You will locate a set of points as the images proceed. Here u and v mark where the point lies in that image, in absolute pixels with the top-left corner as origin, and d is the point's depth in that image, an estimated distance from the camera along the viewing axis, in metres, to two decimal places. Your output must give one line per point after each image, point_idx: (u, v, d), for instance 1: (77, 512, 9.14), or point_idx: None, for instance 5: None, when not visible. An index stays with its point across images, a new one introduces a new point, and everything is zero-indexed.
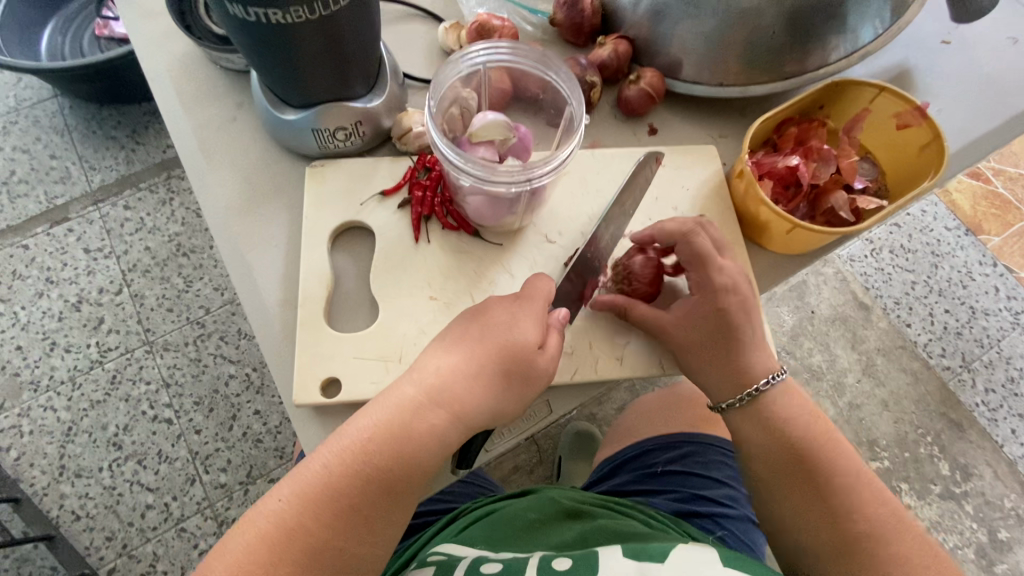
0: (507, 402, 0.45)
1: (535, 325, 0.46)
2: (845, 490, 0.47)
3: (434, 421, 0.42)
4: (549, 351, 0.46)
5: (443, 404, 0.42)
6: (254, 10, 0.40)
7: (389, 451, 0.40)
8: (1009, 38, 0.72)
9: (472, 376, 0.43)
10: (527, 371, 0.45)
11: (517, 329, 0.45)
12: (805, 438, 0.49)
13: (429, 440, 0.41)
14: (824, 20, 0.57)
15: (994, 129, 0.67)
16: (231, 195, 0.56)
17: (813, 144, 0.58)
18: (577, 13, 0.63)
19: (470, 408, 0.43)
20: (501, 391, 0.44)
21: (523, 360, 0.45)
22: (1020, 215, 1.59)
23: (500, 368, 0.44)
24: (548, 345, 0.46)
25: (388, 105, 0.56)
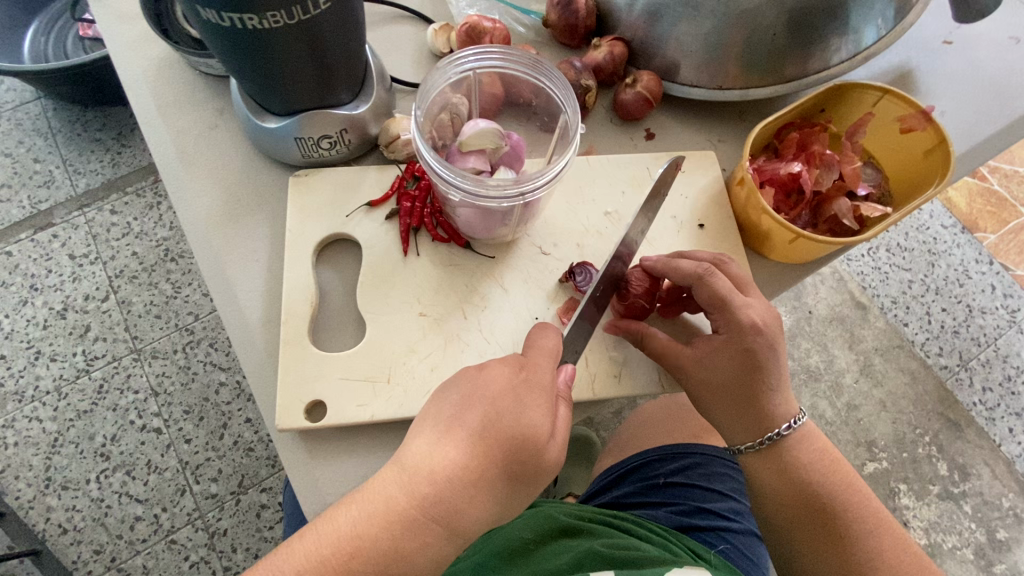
0: (508, 503, 0.39)
1: (543, 412, 0.40)
2: (863, 536, 0.48)
3: (425, 535, 0.36)
4: (557, 445, 0.40)
5: (436, 515, 0.36)
6: (229, 15, 0.38)
7: (372, 569, 0.35)
8: (1011, 37, 0.70)
9: (470, 481, 0.37)
10: (533, 469, 0.39)
11: (523, 420, 0.39)
12: (821, 484, 0.48)
13: (418, 555, 0.36)
14: (826, 21, 0.55)
15: (998, 131, 0.65)
16: (211, 206, 0.54)
17: (816, 150, 0.56)
18: (571, 13, 0.61)
19: (467, 518, 0.37)
20: (503, 494, 0.38)
21: (530, 455, 0.38)
22: (1016, 213, 1.58)
23: (504, 468, 0.38)
24: (557, 436, 0.40)
25: (375, 111, 0.54)
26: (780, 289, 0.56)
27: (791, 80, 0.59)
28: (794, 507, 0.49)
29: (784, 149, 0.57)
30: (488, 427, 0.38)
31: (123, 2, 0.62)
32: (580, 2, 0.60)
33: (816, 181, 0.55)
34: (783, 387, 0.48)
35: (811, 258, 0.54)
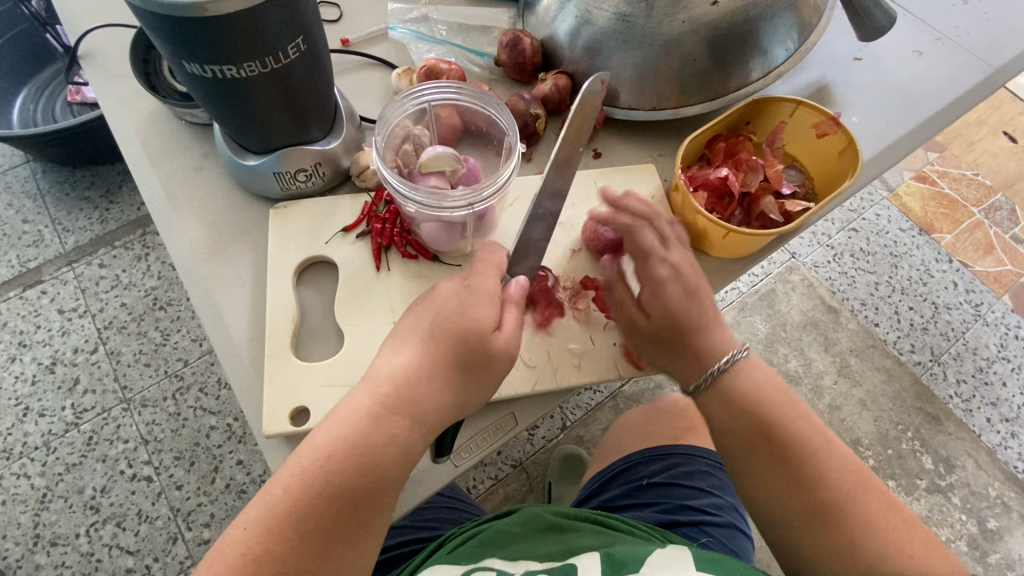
0: (467, 389, 0.48)
1: (486, 313, 0.48)
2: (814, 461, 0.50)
3: (394, 423, 0.45)
4: (504, 335, 0.48)
5: (401, 405, 0.45)
6: (211, 68, 0.45)
7: (364, 454, 0.43)
8: (914, 52, 0.79)
9: (429, 371, 0.46)
10: (484, 360, 0.47)
11: (467, 321, 0.47)
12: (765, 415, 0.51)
13: (393, 433, 0.44)
14: (740, 46, 0.63)
15: (908, 134, 0.73)
16: (198, 238, 0.59)
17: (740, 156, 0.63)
18: (518, 53, 0.69)
19: (433, 399, 0.46)
20: (457, 378, 0.47)
21: (407, 398, 0.45)
22: (967, 213, 1.68)
23: (385, 414, 0.45)
24: (502, 331, 0.48)
25: (345, 145, 0.60)
26: (725, 282, 0.62)
27: (718, 96, 0.67)
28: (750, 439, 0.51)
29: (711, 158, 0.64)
30: (440, 329, 0.47)
31: (115, 65, 0.68)
32: (525, 43, 0.68)
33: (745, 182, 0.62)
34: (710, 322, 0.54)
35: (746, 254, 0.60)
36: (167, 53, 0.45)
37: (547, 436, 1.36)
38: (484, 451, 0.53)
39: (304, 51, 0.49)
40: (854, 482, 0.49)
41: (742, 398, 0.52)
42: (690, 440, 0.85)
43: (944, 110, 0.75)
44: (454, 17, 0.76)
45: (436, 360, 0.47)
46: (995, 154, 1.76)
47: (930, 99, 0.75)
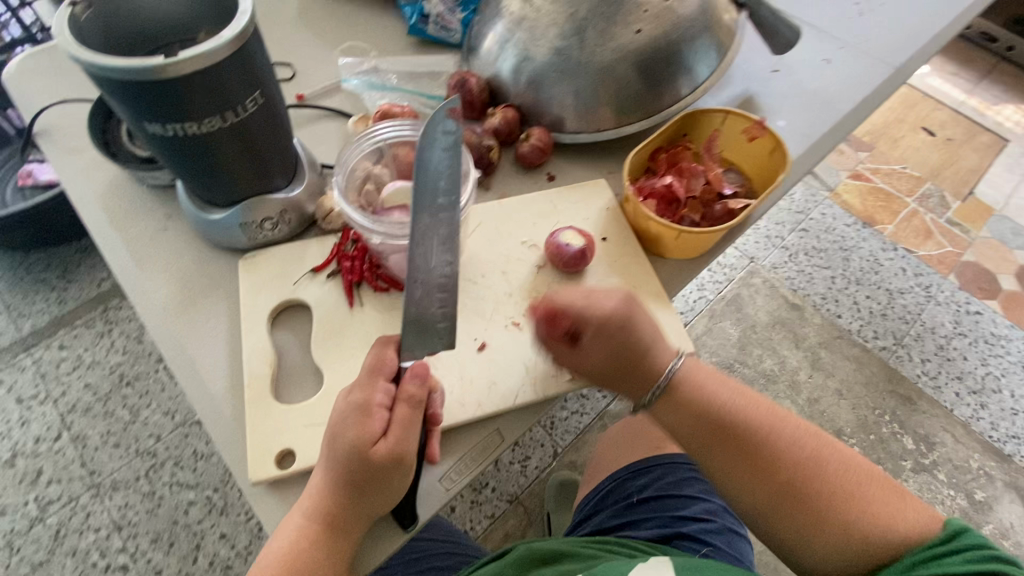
0: (370, 501, 0.46)
1: (366, 426, 0.46)
2: (772, 446, 0.52)
3: (313, 543, 0.45)
4: (384, 446, 0.45)
5: (317, 522, 0.45)
6: (172, 126, 0.47)
7: None
8: (823, 60, 0.88)
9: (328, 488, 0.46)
10: (375, 475, 0.45)
11: (346, 439, 0.45)
12: (718, 412, 0.54)
13: (307, 561, 0.44)
14: (666, 66, 0.69)
15: (828, 132, 0.80)
16: (168, 297, 0.59)
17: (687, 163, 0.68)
18: (466, 92, 0.74)
19: (338, 516, 0.46)
20: (356, 492, 0.45)
21: (321, 513, 0.46)
22: (903, 203, 1.80)
23: (306, 531, 0.45)
24: (384, 442, 0.45)
25: (309, 191, 0.62)
26: (685, 280, 0.65)
27: (655, 112, 0.72)
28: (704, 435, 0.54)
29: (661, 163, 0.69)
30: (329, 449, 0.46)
31: (72, 140, 0.69)
32: (471, 83, 0.73)
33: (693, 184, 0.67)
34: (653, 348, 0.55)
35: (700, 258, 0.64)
36: (126, 113, 0.46)
37: (540, 466, 1.35)
38: (472, 474, 0.52)
39: (261, 104, 0.51)
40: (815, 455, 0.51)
41: (688, 401, 0.54)
42: (671, 448, 0.86)
43: (857, 108, 0.83)
44: (403, 66, 0.81)
45: (332, 481, 0.46)
46: (917, 148, 1.91)
47: (843, 99, 0.83)
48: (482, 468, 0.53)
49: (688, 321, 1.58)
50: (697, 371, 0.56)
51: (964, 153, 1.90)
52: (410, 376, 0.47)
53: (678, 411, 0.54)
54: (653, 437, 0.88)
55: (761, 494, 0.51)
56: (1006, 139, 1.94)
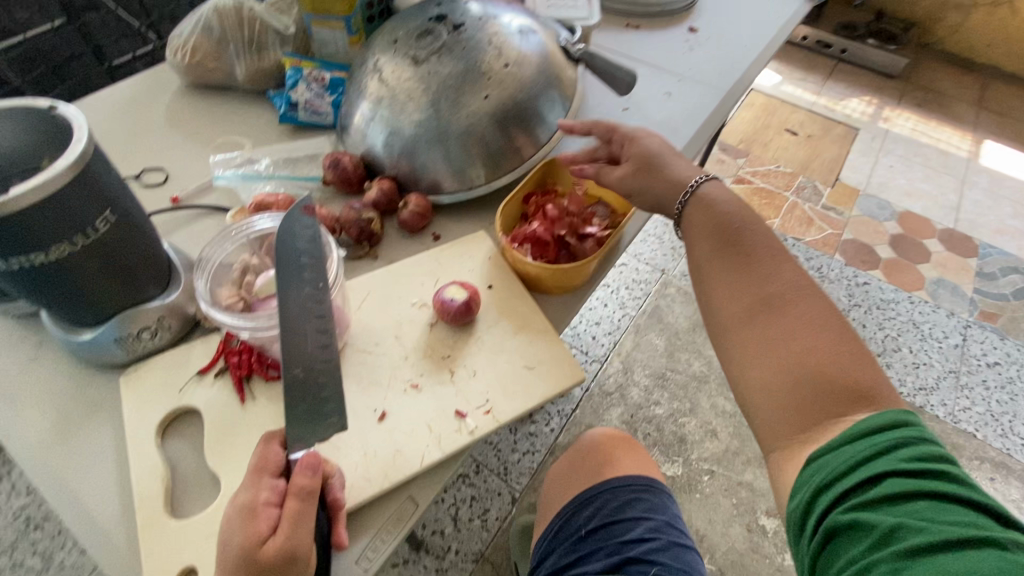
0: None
1: (251, 528, 0.44)
2: (762, 259, 0.58)
3: None
4: (274, 543, 0.44)
5: None
6: (16, 259, 0.46)
7: None
8: (667, 93, 1.00)
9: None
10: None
11: (232, 546, 0.44)
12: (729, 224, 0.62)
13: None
14: (522, 122, 0.76)
15: (680, 155, 0.90)
16: (43, 430, 0.56)
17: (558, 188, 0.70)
18: (341, 170, 0.77)
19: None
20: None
21: None
22: (783, 197, 2.00)
23: None
24: (273, 540, 0.44)
25: (187, 293, 0.62)
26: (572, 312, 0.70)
27: (520, 163, 0.77)
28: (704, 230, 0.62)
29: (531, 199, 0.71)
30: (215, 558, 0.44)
31: None
32: (345, 161, 0.77)
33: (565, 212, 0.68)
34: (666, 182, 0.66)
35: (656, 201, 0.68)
36: None
37: (500, 515, 1.33)
38: (387, 547, 0.53)
39: (114, 221, 0.51)
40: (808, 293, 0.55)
41: (718, 216, 0.62)
42: (612, 472, 0.89)
43: (698, 130, 0.95)
44: (279, 154, 0.83)
45: None
46: (785, 148, 2.15)
47: (688, 125, 0.95)
48: (401, 537, 0.53)
49: (618, 340, 1.64)
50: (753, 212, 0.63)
51: (824, 147, 2.16)
52: (302, 468, 0.47)
53: (699, 216, 0.64)
54: (596, 466, 0.91)
55: (760, 330, 0.55)
56: (856, 129, 2.22)
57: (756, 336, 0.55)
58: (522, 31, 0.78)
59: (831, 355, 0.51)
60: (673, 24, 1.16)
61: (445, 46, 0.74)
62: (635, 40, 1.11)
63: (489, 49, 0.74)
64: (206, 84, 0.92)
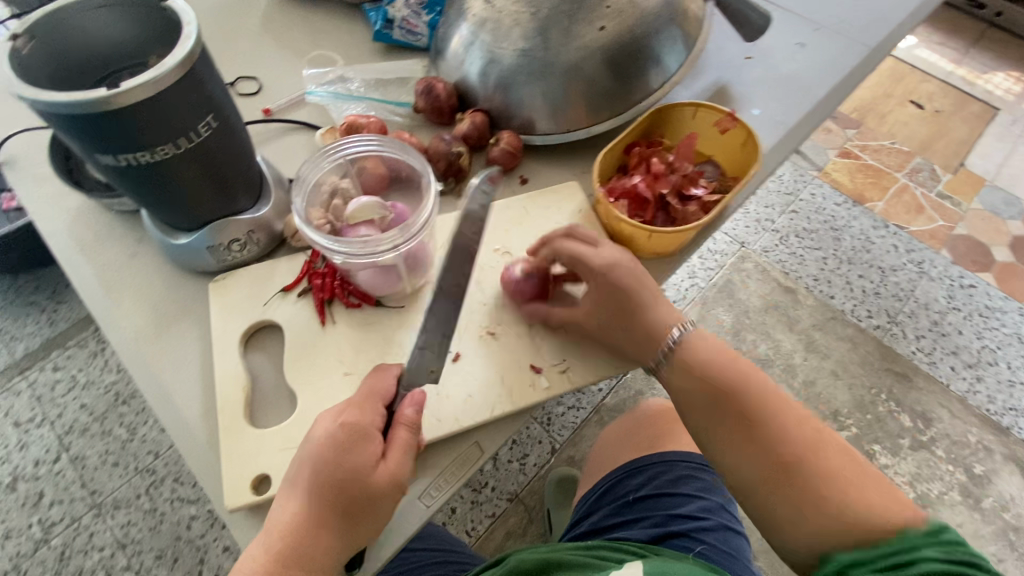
0: (360, 530, 0.47)
1: (363, 452, 0.47)
2: (769, 416, 0.52)
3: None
4: (386, 469, 0.47)
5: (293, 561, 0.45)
6: (125, 156, 0.46)
7: None
8: (798, 44, 0.87)
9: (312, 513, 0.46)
10: (366, 502, 0.46)
11: (341, 465, 0.46)
12: (723, 375, 0.54)
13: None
14: (634, 62, 0.68)
15: (804, 118, 0.79)
16: (140, 323, 0.59)
17: (604, 248, 0.57)
18: (434, 98, 0.72)
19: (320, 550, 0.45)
20: (346, 520, 0.46)
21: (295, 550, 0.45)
22: (893, 178, 1.78)
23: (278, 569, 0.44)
24: (385, 466, 0.47)
25: (277, 209, 0.62)
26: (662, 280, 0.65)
27: (625, 108, 0.71)
28: (699, 392, 0.55)
29: (564, 245, 0.58)
30: (319, 472, 0.46)
31: (39, 168, 0.69)
32: (439, 88, 0.72)
33: (592, 281, 0.57)
34: (657, 303, 0.57)
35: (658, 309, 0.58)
36: (77, 145, 0.45)
37: (538, 462, 1.35)
38: (451, 488, 0.53)
39: (216, 127, 0.50)
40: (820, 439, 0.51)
41: (701, 368, 0.55)
42: (672, 445, 0.85)
43: (831, 92, 0.82)
44: (370, 73, 0.80)
45: (316, 511, 0.46)
46: (905, 122, 1.89)
47: (818, 84, 0.82)
48: (462, 481, 0.53)
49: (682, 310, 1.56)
50: (712, 339, 0.57)
51: (952, 125, 1.88)
52: (410, 403, 0.50)
53: (686, 374, 0.55)
54: (652, 435, 0.89)
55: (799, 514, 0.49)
56: (996, 108, 1.92)
57: (796, 519, 0.49)
58: None
59: (864, 494, 0.48)
60: None
61: None
62: None
63: None
64: None
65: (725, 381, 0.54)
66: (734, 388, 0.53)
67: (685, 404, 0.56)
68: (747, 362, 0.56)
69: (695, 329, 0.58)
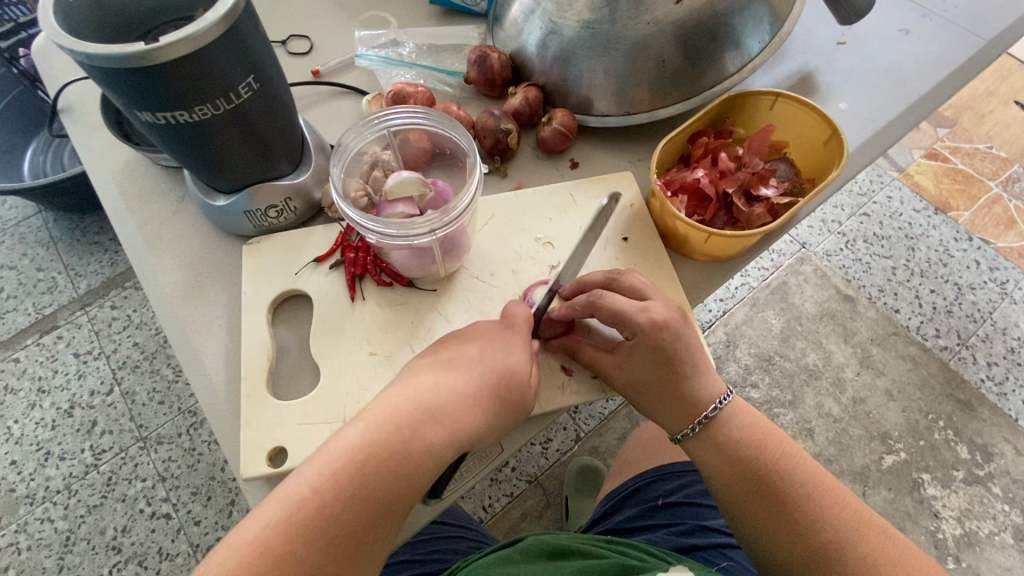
0: (496, 431, 0.48)
1: (516, 361, 0.49)
2: (805, 503, 0.48)
3: (434, 445, 0.44)
4: (531, 383, 0.50)
5: (450, 422, 0.45)
6: (163, 114, 0.45)
7: (402, 457, 0.43)
8: (900, 30, 0.77)
9: (469, 398, 0.46)
10: (510, 405, 0.48)
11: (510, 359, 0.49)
12: (757, 457, 0.50)
13: (396, 470, 0.42)
14: (710, 42, 0.61)
15: (898, 115, 0.70)
16: (176, 281, 0.59)
17: (653, 307, 0.49)
18: (487, 69, 0.68)
19: (467, 435, 0.46)
20: (490, 417, 0.47)
21: (457, 410, 0.46)
22: (984, 187, 1.61)
23: (438, 418, 0.45)
24: (531, 380, 0.50)
25: (316, 177, 0.60)
26: (714, 287, 0.60)
27: (694, 94, 0.64)
28: (731, 473, 0.50)
29: (606, 300, 0.50)
30: (478, 364, 0.48)
31: (94, 116, 0.69)
32: (493, 59, 0.67)
33: (634, 338, 0.50)
34: (700, 367, 0.51)
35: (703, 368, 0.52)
36: (116, 99, 0.44)
37: (561, 449, 1.33)
38: (467, 483, 0.51)
39: (257, 89, 0.48)
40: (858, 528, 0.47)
41: (732, 447, 0.50)
42: None
43: (934, 88, 0.72)
44: (422, 38, 0.76)
45: (482, 388, 0.47)
46: (1009, 125, 1.69)
47: (920, 78, 0.73)
48: (481, 476, 0.51)
49: (728, 309, 1.48)
50: (746, 407, 0.52)
51: None
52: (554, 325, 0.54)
53: (715, 453, 0.50)
54: None
55: None
56: None
57: None
58: None
59: None
60: None
61: None
62: None
63: None
64: None
65: (761, 461, 0.49)
66: (769, 470, 0.49)
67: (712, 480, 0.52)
68: (773, 429, 0.51)
69: (731, 396, 0.52)
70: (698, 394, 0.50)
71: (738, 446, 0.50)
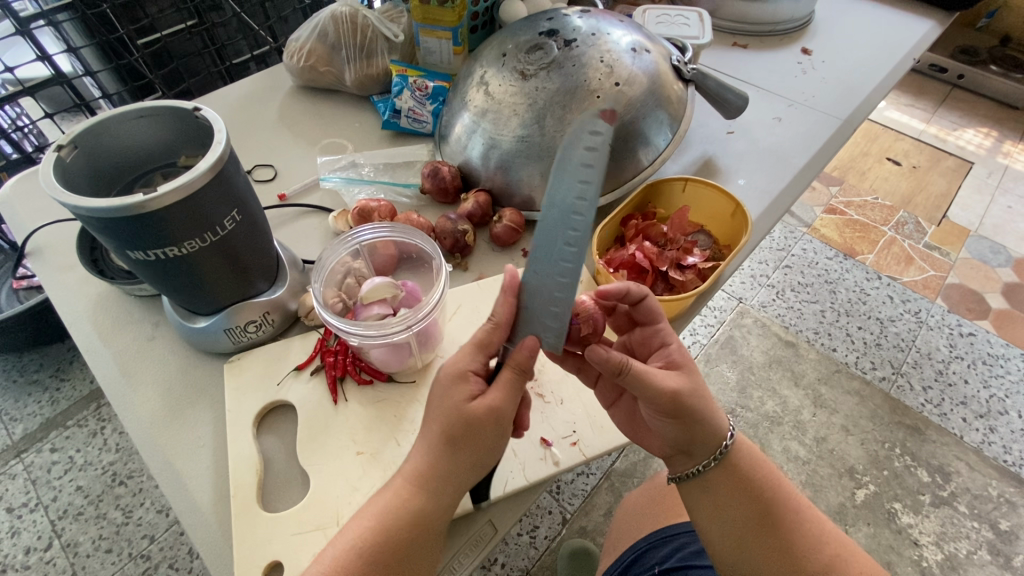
0: (481, 460, 0.49)
1: (461, 387, 0.49)
2: (797, 528, 0.55)
3: (411, 499, 0.47)
4: (487, 398, 0.48)
5: (421, 480, 0.47)
6: (155, 252, 0.49)
7: (383, 534, 0.45)
8: (774, 118, 0.94)
9: (427, 450, 0.48)
10: (469, 424, 0.47)
11: (450, 400, 0.48)
12: (763, 487, 0.56)
13: (412, 504, 0.47)
14: (625, 143, 0.73)
15: (787, 185, 0.84)
16: (155, 406, 0.59)
17: (672, 349, 0.56)
18: (439, 179, 0.77)
19: (438, 475, 0.47)
20: (454, 453, 0.47)
21: (430, 469, 0.47)
22: (880, 232, 1.84)
23: (410, 482, 0.47)
24: (483, 399, 0.48)
25: (291, 290, 0.65)
26: None
27: (619, 185, 0.76)
28: (742, 502, 0.55)
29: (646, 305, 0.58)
30: (432, 412, 0.49)
31: (66, 256, 0.72)
32: (444, 171, 0.77)
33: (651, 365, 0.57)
34: (714, 412, 0.54)
35: (711, 428, 0.54)
36: (109, 242, 0.48)
37: (549, 535, 1.29)
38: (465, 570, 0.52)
39: (239, 220, 0.54)
40: (839, 555, 0.55)
41: (745, 476, 0.56)
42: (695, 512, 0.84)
43: (811, 160, 0.88)
44: (379, 159, 0.86)
45: (434, 436, 0.48)
46: (886, 178, 1.98)
47: (798, 153, 0.88)
48: (478, 561, 0.53)
49: None
50: (750, 444, 0.57)
51: (932, 179, 1.97)
52: (521, 347, 0.50)
53: (734, 482, 0.55)
54: (675, 501, 0.86)
55: None
56: (970, 162, 2.02)
57: None
58: (633, 49, 0.75)
59: None
60: (785, 44, 1.10)
61: (556, 62, 0.72)
62: (742, 60, 1.06)
63: (599, 66, 0.72)
64: (316, 86, 0.96)
65: (765, 492, 0.56)
66: (771, 498, 0.56)
67: (719, 508, 0.56)
68: (776, 465, 0.58)
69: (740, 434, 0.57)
70: (716, 438, 0.54)
71: (750, 476, 0.56)
